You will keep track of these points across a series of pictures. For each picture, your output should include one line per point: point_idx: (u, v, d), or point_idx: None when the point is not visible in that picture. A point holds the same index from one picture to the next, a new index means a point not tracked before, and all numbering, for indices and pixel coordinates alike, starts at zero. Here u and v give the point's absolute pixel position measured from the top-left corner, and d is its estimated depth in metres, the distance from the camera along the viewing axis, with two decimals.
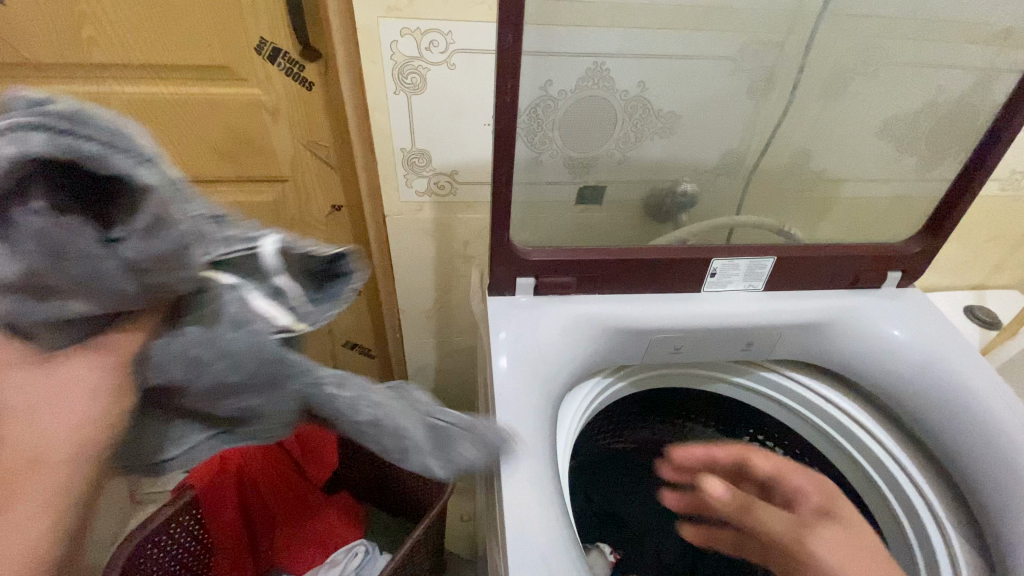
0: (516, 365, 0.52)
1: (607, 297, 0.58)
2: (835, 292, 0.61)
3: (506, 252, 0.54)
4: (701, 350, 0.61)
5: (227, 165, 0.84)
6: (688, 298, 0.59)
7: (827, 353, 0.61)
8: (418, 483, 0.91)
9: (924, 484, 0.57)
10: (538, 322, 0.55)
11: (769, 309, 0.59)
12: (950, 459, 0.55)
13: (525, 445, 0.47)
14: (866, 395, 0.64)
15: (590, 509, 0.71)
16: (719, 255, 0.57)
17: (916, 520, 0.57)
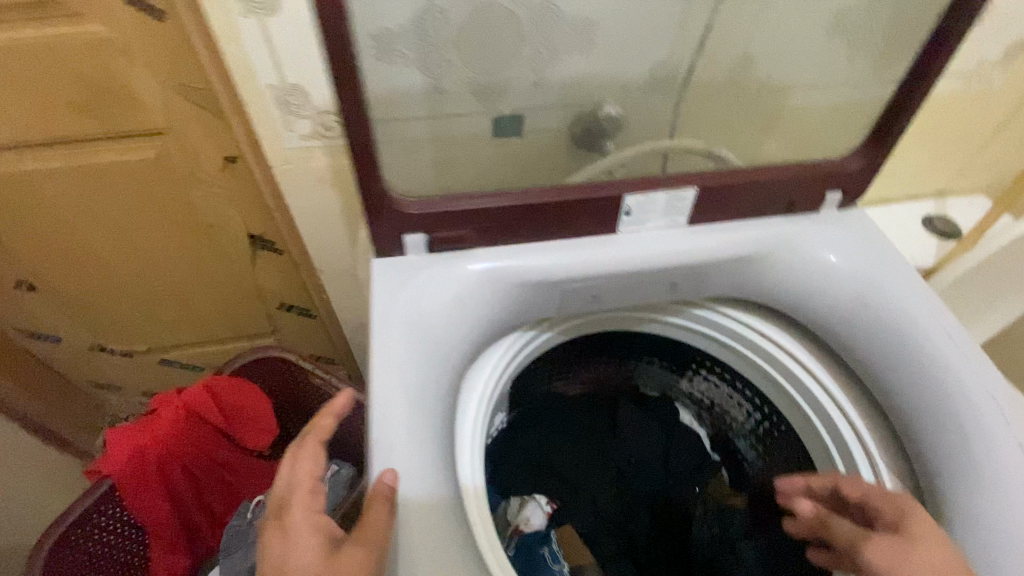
0: (405, 335, 0.46)
1: (512, 247, 0.51)
2: (769, 220, 0.55)
3: (385, 206, 0.46)
4: (621, 296, 0.56)
5: (91, 122, 0.73)
6: (604, 241, 0.53)
7: (760, 286, 0.56)
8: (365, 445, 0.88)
9: (857, 418, 0.55)
10: (430, 282, 0.48)
11: (693, 247, 0.53)
12: (883, 388, 0.52)
13: (413, 419, 0.43)
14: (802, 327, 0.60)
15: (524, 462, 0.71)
16: (634, 191, 0.51)
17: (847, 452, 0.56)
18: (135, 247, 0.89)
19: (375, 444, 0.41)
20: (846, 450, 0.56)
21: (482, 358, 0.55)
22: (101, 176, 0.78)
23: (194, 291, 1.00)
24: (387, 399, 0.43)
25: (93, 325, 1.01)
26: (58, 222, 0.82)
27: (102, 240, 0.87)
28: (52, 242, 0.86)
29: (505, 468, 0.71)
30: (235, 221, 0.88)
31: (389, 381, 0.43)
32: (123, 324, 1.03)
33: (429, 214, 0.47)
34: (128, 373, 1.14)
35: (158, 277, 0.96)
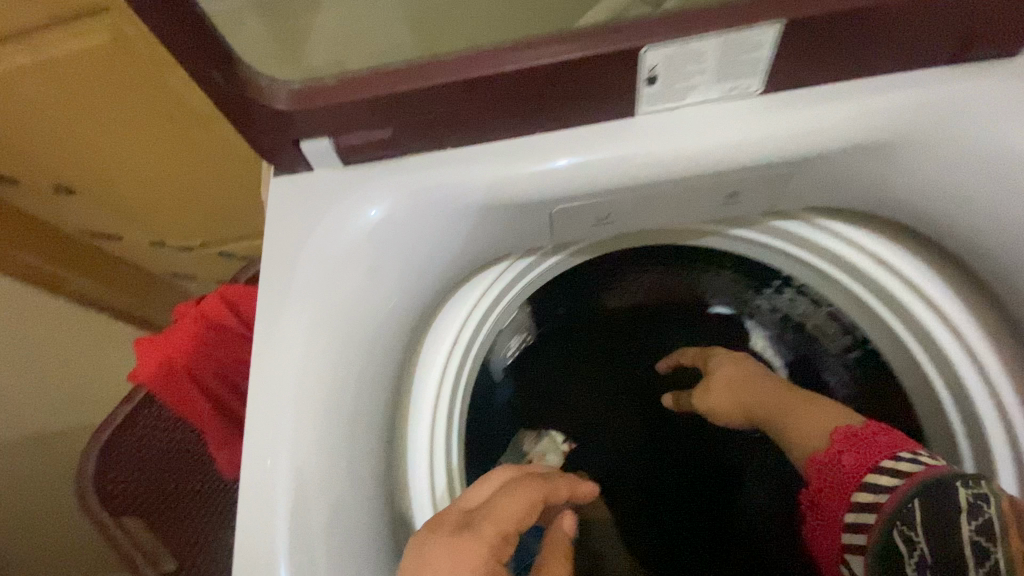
0: (318, 292, 0.34)
1: (467, 150, 0.35)
2: (918, 75, 0.34)
3: (261, 107, 0.31)
4: (651, 215, 0.38)
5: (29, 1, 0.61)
6: (615, 132, 0.34)
7: (880, 189, 0.37)
8: None
9: (998, 376, 0.41)
10: (350, 208, 0.34)
11: (768, 134, 0.33)
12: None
13: (320, 393, 0.34)
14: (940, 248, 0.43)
15: (540, 395, 0.62)
16: (660, 39, 0.31)
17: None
18: (145, 145, 0.83)
19: (255, 414, 0.33)
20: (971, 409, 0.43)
21: (454, 299, 0.43)
22: (70, 69, 0.69)
23: (218, 187, 0.95)
24: (281, 366, 0.34)
25: (145, 224, 1.03)
26: (62, 124, 0.77)
27: (110, 140, 0.82)
28: (68, 144, 0.81)
29: (522, 400, 0.62)
30: None
31: (289, 343, 0.34)
32: (169, 220, 1.03)
33: (328, 109, 0.31)
34: (194, 266, 1.18)
35: (180, 174, 0.91)
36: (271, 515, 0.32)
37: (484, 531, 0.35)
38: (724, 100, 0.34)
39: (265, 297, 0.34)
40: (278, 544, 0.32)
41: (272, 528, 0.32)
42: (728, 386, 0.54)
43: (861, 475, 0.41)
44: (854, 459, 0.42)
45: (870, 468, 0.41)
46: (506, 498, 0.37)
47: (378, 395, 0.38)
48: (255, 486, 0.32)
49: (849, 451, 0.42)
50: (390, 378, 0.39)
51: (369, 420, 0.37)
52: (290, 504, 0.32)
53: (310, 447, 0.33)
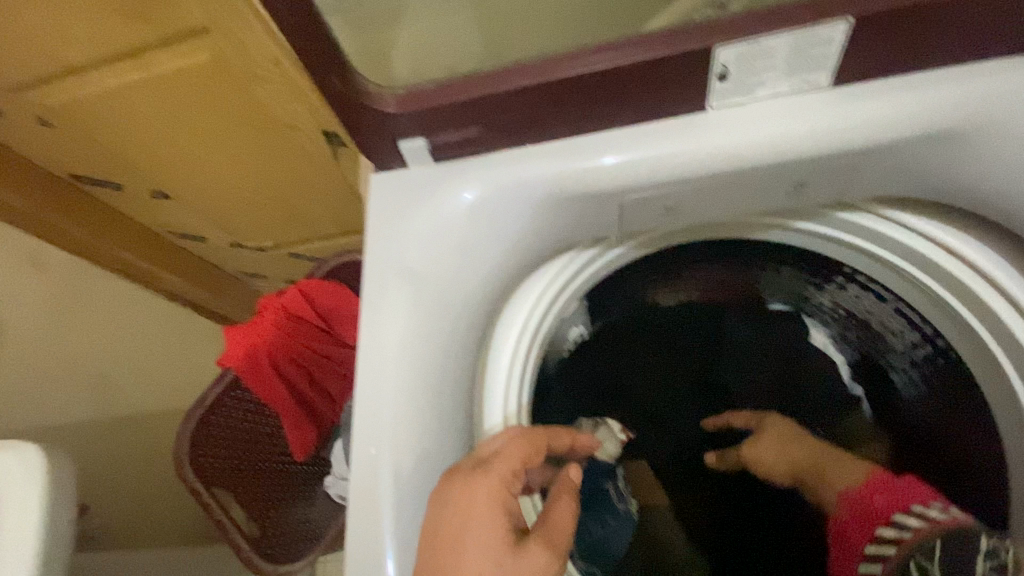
0: (413, 277, 0.38)
1: (542, 147, 0.38)
2: (992, 67, 0.35)
3: (368, 108, 0.36)
4: (718, 206, 0.40)
5: (141, 27, 0.69)
6: (685, 126, 0.36)
7: (952, 179, 0.37)
8: None
9: None
10: (439, 201, 0.38)
11: (834, 124, 0.35)
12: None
13: (414, 368, 0.38)
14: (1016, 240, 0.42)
15: (600, 386, 0.65)
16: (732, 39, 0.33)
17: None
18: (232, 153, 0.92)
19: (361, 382, 0.38)
20: None
21: (527, 283, 0.46)
22: (173, 84, 0.77)
23: (293, 191, 1.02)
24: (383, 341, 0.38)
25: (225, 226, 1.12)
26: (162, 135, 0.87)
27: (203, 149, 0.90)
28: (166, 153, 0.91)
29: (582, 390, 0.64)
30: (308, 119, 0.84)
31: (388, 322, 0.38)
32: (245, 223, 1.12)
33: (423, 110, 0.35)
34: (267, 265, 1.28)
35: (260, 180, 0.99)
36: (375, 469, 0.37)
37: (497, 470, 0.37)
38: (792, 95, 0.36)
39: (367, 281, 0.39)
40: (383, 489, 0.36)
41: (378, 476, 0.37)
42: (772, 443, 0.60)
43: (889, 512, 0.50)
44: (885, 499, 0.51)
45: (898, 510, 0.50)
46: (515, 443, 0.39)
47: (461, 370, 0.41)
48: (363, 445, 0.37)
49: (882, 494, 0.52)
50: (471, 355, 0.42)
51: (456, 392, 0.41)
52: (392, 459, 0.37)
53: (404, 413, 0.37)
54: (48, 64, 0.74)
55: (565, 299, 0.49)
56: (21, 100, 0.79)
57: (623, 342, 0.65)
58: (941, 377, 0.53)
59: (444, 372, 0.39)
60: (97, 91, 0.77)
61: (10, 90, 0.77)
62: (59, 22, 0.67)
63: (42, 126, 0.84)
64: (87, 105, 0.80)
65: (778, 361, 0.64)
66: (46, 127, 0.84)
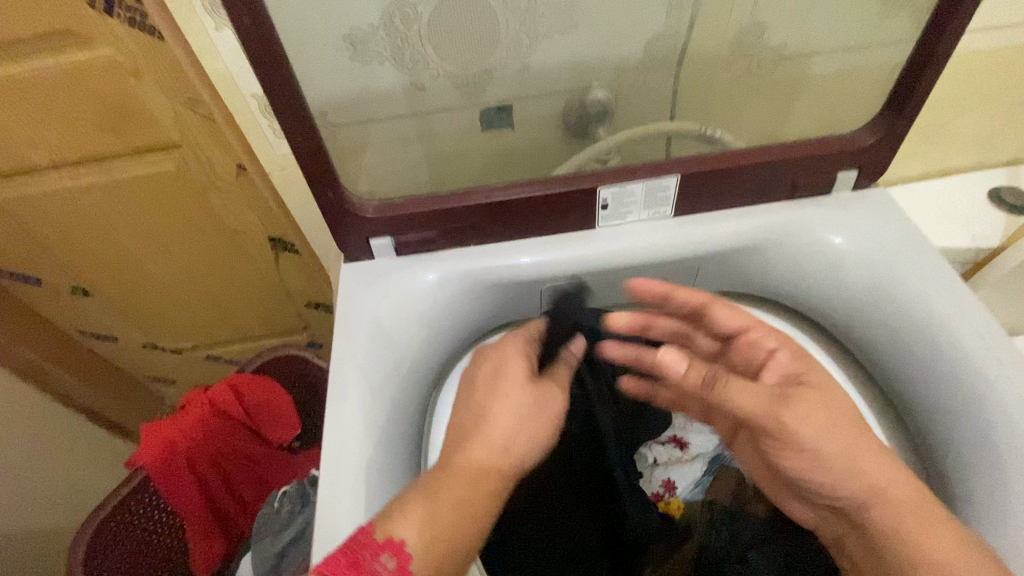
0: (373, 341, 0.46)
1: (479, 249, 0.50)
2: (773, 206, 0.52)
3: (348, 213, 0.46)
4: (604, 291, 0.55)
5: (115, 140, 0.77)
6: (581, 238, 0.51)
7: (758, 276, 0.54)
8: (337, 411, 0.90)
9: (872, 415, 0.53)
10: (397, 285, 0.48)
11: (678, 239, 0.51)
12: (895, 363, 0.50)
13: (371, 418, 0.43)
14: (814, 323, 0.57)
15: None
16: (609, 183, 0.49)
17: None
18: (172, 254, 0.96)
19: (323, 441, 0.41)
20: None
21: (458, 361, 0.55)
22: (129, 189, 0.84)
23: (227, 294, 1.06)
24: (342, 399, 0.43)
25: (143, 326, 1.11)
26: (101, 233, 0.90)
27: (142, 248, 0.94)
28: (100, 250, 0.94)
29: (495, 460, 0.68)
30: (256, 225, 0.92)
31: (348, 384, 0.44)
32: (167, 325, 1.11)
33: (391, 217, 0.46)
34: (180, 370, 1.24)
35: (196, 282, 1.02)
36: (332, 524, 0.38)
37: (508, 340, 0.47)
38: (652, 221, 0.52)
39: (333, 345, 0.45)
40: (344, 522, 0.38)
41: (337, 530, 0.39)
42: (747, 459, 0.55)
43: None
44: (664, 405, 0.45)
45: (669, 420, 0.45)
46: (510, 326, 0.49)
47: (402, 430, 0.47)
48: (326, 490, 0.39)
49: None
50: (413, 419, 0.49)
51: (400, 447, 0.46)
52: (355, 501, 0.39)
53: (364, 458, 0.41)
54: (8, 164, 0.79)
55: None
56: None
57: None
58: None
59: (394, 424, 0.45)
60: (48, 191, 0.82)
61: None
62: (33, 128, 0.75)
63: None
64: (32, 201, 0.84)
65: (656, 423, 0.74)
66: None
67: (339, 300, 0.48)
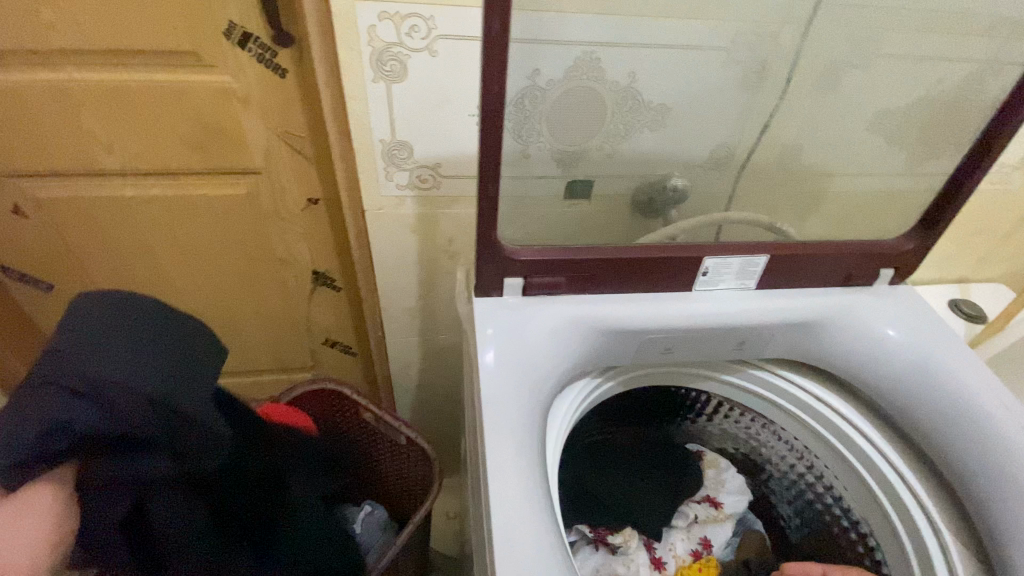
0: (508, 369, 0.50)
1: (596, 299, 0.56)
2: (827, 291, 0.60)
3: (494, 252, 0.51)
4: (693, 350, 0.60)
5: (196, 157, 0.79)
6: (681, 298, 0.57)
7: (816, 350, 0.60)
8: (373, 447, 0.89)
9: (918, 486, 0.57)
10: (527, 326, 0.53)
11: (762, 307, 0.58)
12: (934, 444, 0.55)
13: (517, 443, 0.46)
14: (859, 396, 0.63)
15: (564, 496, 0.72)
16: (713, 253, 0.56)
17: (897, 503, 0.58)
18: (206, 276, 0.94)
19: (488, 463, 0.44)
20: (906, 515, 0.57)
21: (561, 394, 0.59)
22: (188, 206, 0.84)
23: (245, 322, 1.03)
24: (494, 426, 0.46)
25: None
26: (139, 245, 0.88)
27: (177, 267, 0.92)
28: (128, 264, 0.91)
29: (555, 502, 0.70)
30: (305, 256, 0.93)
31: (496, 413, 0.47)
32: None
33: (529, 259, 0.52)
34: None
35: (219, 307, 1.00)
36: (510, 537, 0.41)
37: None
38: (737, 291, 0.59)
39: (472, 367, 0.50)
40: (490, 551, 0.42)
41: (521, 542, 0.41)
42: None
43: None
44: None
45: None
46: None
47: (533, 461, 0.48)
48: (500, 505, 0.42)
49: None
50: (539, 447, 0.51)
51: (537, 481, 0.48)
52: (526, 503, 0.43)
53: (520, 475, 0.44)
54: (74, 166, 0.79)
55: (579, 418, 0.61)
56: (12, 187, 0.80)
57: (586, 457, 0.76)
58: (822, 531, 0.71)
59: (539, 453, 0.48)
60: (104, 197, 0.82)
61: (8, 175, 0.79)
62: (117, 135, 0.76)
63: (12, 216, 0.82)
64: (80, 205, 0.82)
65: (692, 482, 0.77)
66: (16, 217, 0.83)
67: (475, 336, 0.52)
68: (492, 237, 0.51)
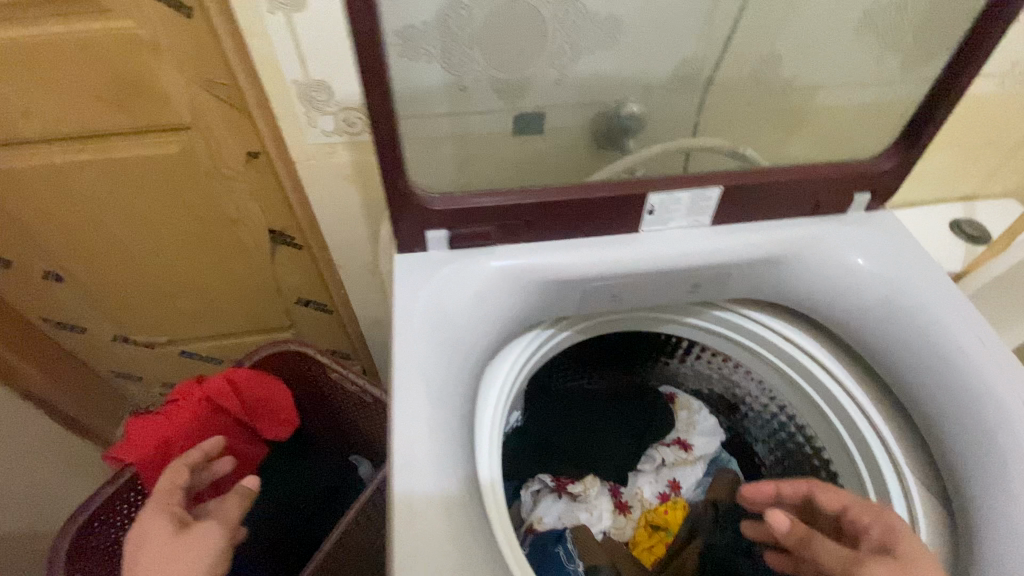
0: (429, 325, 0.46)
1: (529, 246, 0.51)
2: (794, 221, 0.55)
3: (407, 204, 0.46)
4: (644, 295, 0.56)
5: (120, 116, 0.74)
6: (626, 241, 0.52)
7: (780, 287, 0.56)
8: (346, 405, 0.89)
9: (884, 425, 0.54)
10: (451, 279, 0.48)
11: (716, 245, 0.53)
12: (903, 383, 0.51)
13: (433, 405, 0.43)
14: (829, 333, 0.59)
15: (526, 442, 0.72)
16: (657, 189, 0.50)
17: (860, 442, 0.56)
18: (161, 240, 0.91)
19: (394, 427, 0.41)
20: (868, 454, 0.55)
21: (503, 350, 0.56)
22: (125, 169, 0.80)
23: (212, 287, 1.02)
24: (408, 383, 0.43)
25: (116, 317, 1.04)
26: (84, 213, 0.85)
27: (129, 234, 0.89)
28: (79, 233, 0.88)
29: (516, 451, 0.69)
30: (257, 215, 0.89)
31: (409, 376, 0.43)
32: (140, 318, 1.05)
33: (445, 209, 0.47)
34: (150, 365, 1.17)
35: (182, 273, 0.98)
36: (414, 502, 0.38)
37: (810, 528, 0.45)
38: (689, 229, 0.53)
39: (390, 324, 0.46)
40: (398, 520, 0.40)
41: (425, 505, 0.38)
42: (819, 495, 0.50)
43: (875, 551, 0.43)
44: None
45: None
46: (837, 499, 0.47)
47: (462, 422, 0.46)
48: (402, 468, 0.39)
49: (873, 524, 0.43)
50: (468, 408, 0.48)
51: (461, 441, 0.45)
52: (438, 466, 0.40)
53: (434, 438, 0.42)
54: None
55: (527, 371, 0.58)
56: None
57: (553, 406, 0.74)
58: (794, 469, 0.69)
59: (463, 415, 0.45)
60: (34, 164, 0.77)
61: None
62: (30, 96, 0.71)
63: None
64: (11, 175, 0.78)
65: (660, 426, 0.75)
66: None
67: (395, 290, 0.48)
68: (404, 187, 0.46)
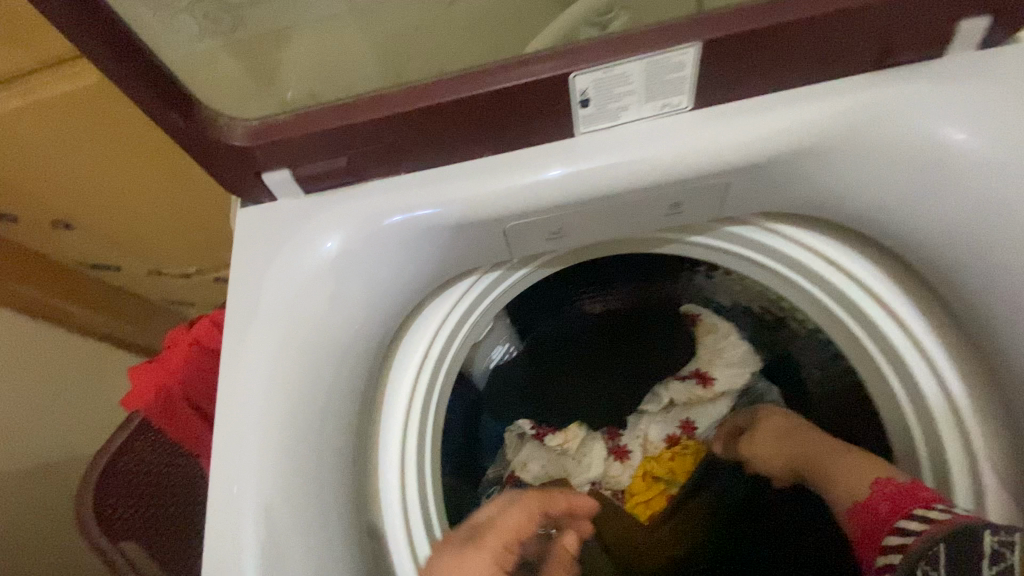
0: (282, 300, 0.36)
1: (415, 177, 0.37)
2: (838, 83, 0.35)
3: (216, 145, 0.34)
4: (605, 225, 0.39)
5: None
6: (559, 153, 0.36)
7: (820, 193, 0.38)
8: None
9: (953, 386, 0.41)
10: (311, 234, 0.36)
11: (705, 142, 0.35)
12: (988, 329, 0.37)
13: (290, 403, 0.35)
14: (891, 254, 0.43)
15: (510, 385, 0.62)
16: (582, 66, 0.33)
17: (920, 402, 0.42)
18: (115, 183, 0.75)
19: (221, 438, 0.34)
20: (930, 419, 0.42)
21: (424, 311, 0.44)
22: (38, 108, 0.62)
23: (170, 226, 0.87)
24: (236, 378, 0.35)
25: (121, 262, 0.93)
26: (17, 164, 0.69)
27: (77, 181, 0.73)
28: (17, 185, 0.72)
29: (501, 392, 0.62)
30: None
31: (256, 369, 0.35)
32: (99, 257, 0.90)
33: (266, 143, 0.33)
34: (194, 295, 1.06)
35: (154, 216, 0.83)
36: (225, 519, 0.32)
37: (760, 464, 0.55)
38: (655, 117, 0.36)
39: (230, 302, 0.36)
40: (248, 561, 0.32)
41: (241, 528, 0.32)
42: (773, 433, 0.54)
43: (892, 524, 0.40)
44: (890, 507, 0.41)
45: (904, 514, 0.40)
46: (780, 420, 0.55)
47: (344, 412, 0.38)
48: (224, 488, 0.33)
49: (886, 501, 0.41)
50: (355, 395, 0.39)
51: (341, 434, 0.38)
52: (297, 474, 0.35)
53: (291, 441, 0.35)
54: None
55: (469, 327, 0.47)
56: None
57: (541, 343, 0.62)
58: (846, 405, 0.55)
59: (333, 406, 0.37)
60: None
61: None
62: None
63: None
64: None
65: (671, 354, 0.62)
66: None
67: (236, 253, 0.37)
68: (212, 128, 0.34)
